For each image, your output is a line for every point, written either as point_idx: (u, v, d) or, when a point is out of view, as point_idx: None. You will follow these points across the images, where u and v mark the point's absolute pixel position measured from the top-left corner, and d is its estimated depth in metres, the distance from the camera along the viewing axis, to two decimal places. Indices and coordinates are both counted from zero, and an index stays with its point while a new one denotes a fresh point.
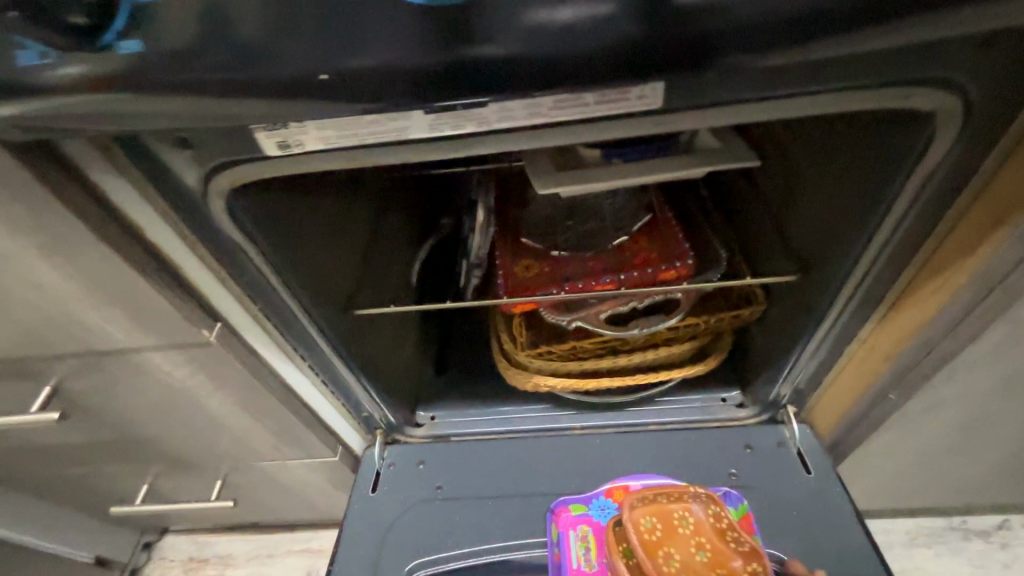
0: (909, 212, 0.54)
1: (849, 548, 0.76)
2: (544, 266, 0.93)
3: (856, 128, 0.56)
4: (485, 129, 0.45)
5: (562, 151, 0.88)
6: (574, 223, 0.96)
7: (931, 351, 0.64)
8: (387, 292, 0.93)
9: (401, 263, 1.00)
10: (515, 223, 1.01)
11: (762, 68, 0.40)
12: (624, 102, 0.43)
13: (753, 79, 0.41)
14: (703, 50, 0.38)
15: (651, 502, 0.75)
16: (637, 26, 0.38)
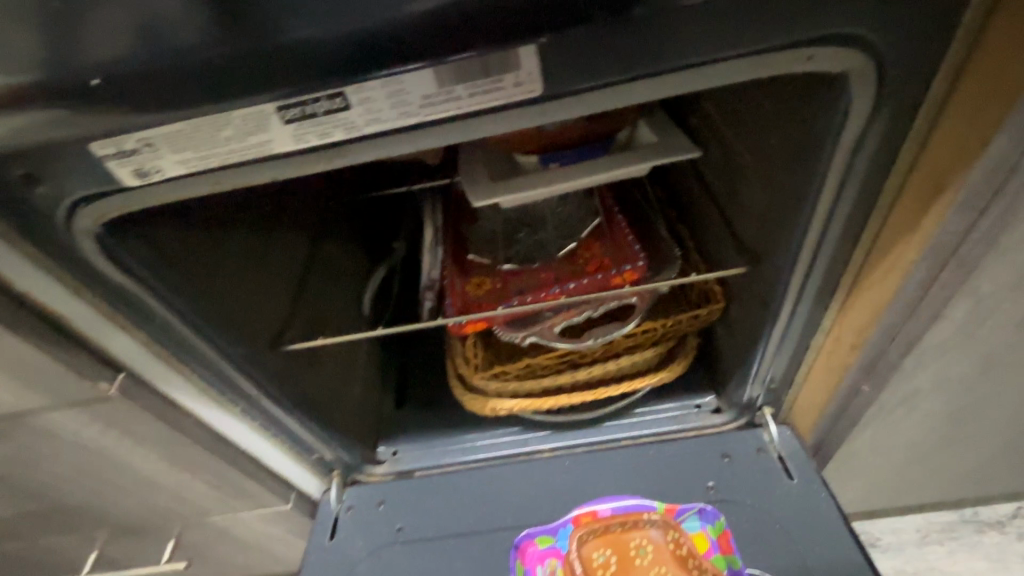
0: (844, 187, 0.49)
1: (838, 561, 0.69)
2: (495, 282, 0.88)
3: (781, 102, 0.52)
4: (357, 135, 0.41)
5: (499, 161, 0.84)
6: (525, 233, 0.92)
7: (897, 337, 0.59)
8: (328, 323, 0.88)
9: (348, 292, 0.95)
10: (463, 239, 0.96)
11: (632, 30, 0.37)
12: (500, 91, 0.39)
13: (628, 48, 0.38)
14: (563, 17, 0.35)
15: (606, 534, 0.76)
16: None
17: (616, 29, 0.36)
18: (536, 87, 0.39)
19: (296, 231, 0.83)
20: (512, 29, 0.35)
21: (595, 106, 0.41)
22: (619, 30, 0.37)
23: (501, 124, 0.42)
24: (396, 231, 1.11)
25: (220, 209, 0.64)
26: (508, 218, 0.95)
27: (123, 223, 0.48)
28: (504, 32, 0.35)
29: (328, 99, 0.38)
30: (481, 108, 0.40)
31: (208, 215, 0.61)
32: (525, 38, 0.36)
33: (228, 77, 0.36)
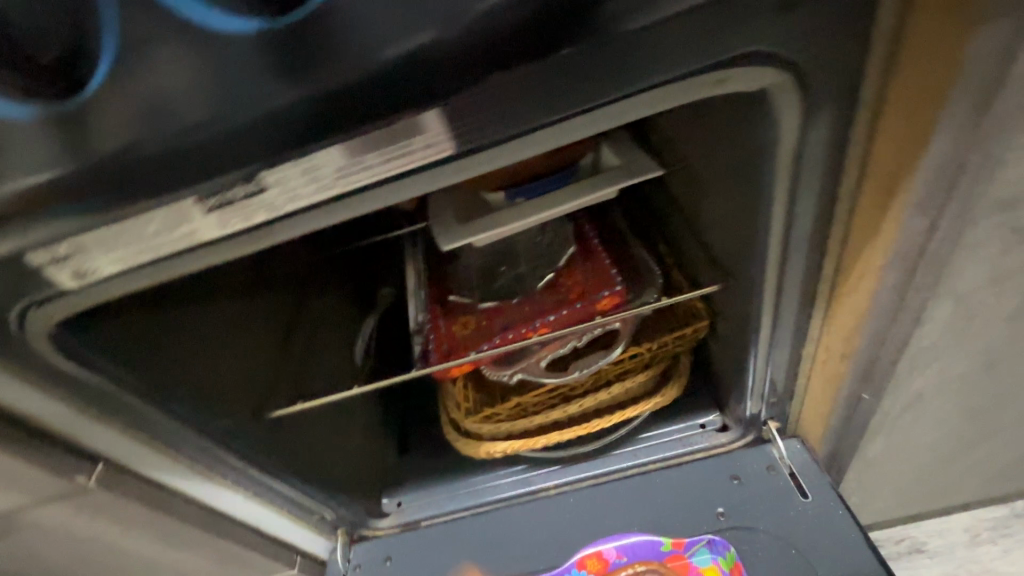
0: (796, 197, 0.47)
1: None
2: (480, 318, 0.85)
3: (724, 116, 0.49)
4: (280, 213, 0.41)
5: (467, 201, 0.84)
6: (507, 264, 0.90)
7: (886, 344, 0.55)
8: (314, 383, 0.85)
9: (337, 347, 0.93)
10: (444, 280, 0.95)
11: (534, 78, 0.35)
12: (411, 154, 0.38)
13: (532, 96, 0.36)
14: (457, 76, 0.34)
15: None
16: (370, 66, 0.33)
17: (518, 81, 0.35)
18: (448, 147, 0.38)
19: (281, 291, 0.83)
20: (407, 93, 0.34)
21: (515, 155, 0.40)
22: (521, 81, 0.35)
23: (423, 182, 0.42)
24: (384, 277, 1.08)
25: (190, 285, 0.63)
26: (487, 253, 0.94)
27: (82, 317, 0.50)
28: (398, 97, 0.34)
29: (242, 184, 0.38)
30: (396, 171, 0.39)
31: (178, 291, 0.61)
32: (422, 100, 0.35)
33: (137, 176, 0.36)
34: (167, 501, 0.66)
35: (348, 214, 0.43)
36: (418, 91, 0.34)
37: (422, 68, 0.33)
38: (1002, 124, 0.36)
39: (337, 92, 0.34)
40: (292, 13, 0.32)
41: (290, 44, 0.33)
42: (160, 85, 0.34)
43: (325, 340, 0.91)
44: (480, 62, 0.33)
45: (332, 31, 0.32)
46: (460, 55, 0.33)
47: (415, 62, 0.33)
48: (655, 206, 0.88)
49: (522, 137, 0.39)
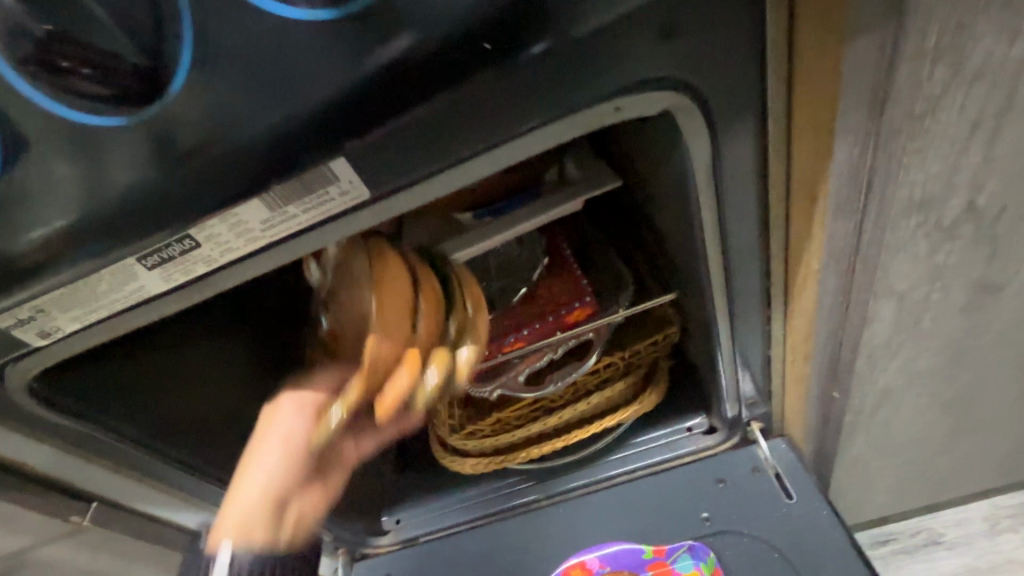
0: (723, 206, 0.47)
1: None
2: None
3: (650, 131, 0.49)
4: (218, 265, 0.44)
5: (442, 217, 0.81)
6: (492, 280, 0.84)
7: (842, 343, 0.55)
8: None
9: None
10: None
11: (421, 126, 0.36)
12: (329, 201, 0.40)
13: (422, 140, 0.37)
14: (335, 130, 0.36)
15: None
16: (253, 129, 0.35)
17: (406, 131, 0.36)
18: (363, 192, 0.40)
19: None
20: (292, 148, 0.36)
21: (432, 193, 0.42)
22: (409, 130, 0.36)
23: (348, 226, 0.43)
24: None
25: (178, 326, 0.62)
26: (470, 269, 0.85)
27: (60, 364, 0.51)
28: (285, 152, 0.36)
29: (177, 242, 0.41)
30: (319, 219, 0.42)
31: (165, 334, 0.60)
32: (309, 153, 0.36)
33: (80, 240, 0.39)
34: (163, 532, 0.70)
35: (285, 259, 0.45)
36: (302, 146, 0.36)
37: (299, 126, 0.35)
38: (896, 129, 0.36)
39: (227, 153, 0.36)
40: (164, 90, 0.34)
41: (175, 113, 0.35)
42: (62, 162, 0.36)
43: None
44: (353, 117, 0.35)
45: (208, 98, 0.34)
46: (333, 112, 0.35)
47: (291, 121, 0.35)
48: (624, 213, 0.88)
49: (434, 177, 0.40)
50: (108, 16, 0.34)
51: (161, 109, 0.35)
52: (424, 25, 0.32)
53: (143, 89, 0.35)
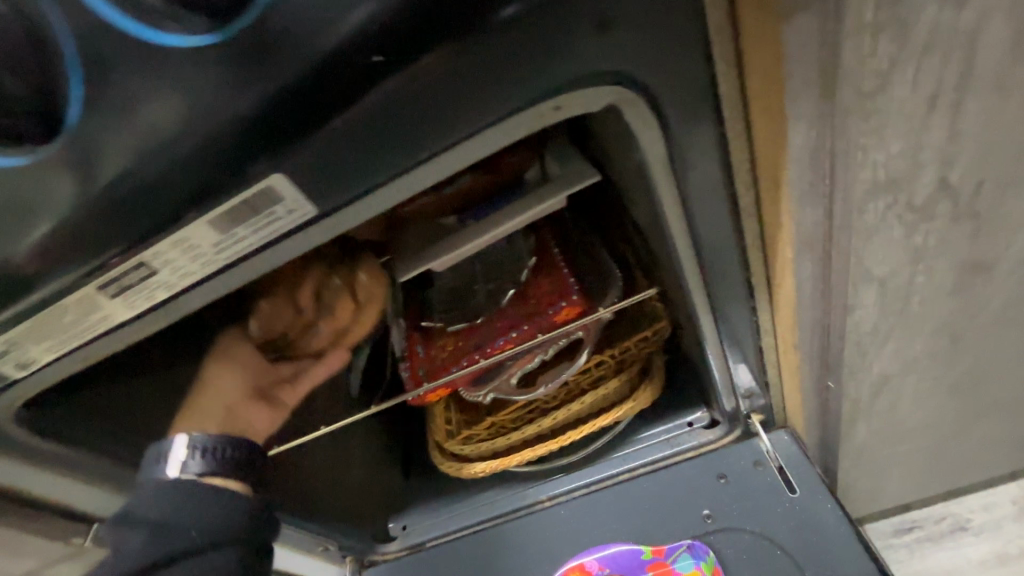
0: (689, 198, 0.46)
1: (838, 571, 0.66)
2: (455, 340, 0.83)
3: (611, 126, 0.48)
4: (178, 290, 0.44)
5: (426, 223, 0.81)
6: (479, 283, 0.85)
7: (828, 333, 0.53)
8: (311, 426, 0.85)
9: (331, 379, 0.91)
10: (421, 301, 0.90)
11: (346, 140, 0.35)
12: (277, 220, 0.40)
13: (349, 154, 0.36)
14: (251, 151, 0.35)
15: None
16: (172, 155, 0.35)
17: (332, 147, 0.36)
18: (309, 209, 0.39)
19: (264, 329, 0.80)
20: (214, 171, 0.36)
21: (380, 206, 0.41)
22: (332, 146, 0.35)
23: (300, 245, 0.43)
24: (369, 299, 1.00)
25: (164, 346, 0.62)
26: (460, 272, 0.86)
27: (45, 401, 0.53)
28: (207, 175, 0.36)
29: (134, 270, 0.41)
30: (271, 239, 0.41)
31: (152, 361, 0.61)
32: (231, 175, 0.36)
33: (38, 272, 0.40)
34: None
35: (244, 280, 0.45)
36: (223, 170, 0.36)
37: (214, 149, 0.35)
38: (852, 109, 0.34)
39: (152, 181, 0.36)
40: (61, 131, 0.35)
41: (96, 145, 0.35)
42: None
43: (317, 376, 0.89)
44: (266, 137, 0.35)
45: (123, 128, 0.34)
46: (246, 134, 0.34)
47: (207, 144, 0.35)
48: (611, 207, 0.86)
49: (379, 190, 0.39)
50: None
51: (68, 143, 0.35)
52: (326, 40, 0.31)
53: (37, 130, 0.35)
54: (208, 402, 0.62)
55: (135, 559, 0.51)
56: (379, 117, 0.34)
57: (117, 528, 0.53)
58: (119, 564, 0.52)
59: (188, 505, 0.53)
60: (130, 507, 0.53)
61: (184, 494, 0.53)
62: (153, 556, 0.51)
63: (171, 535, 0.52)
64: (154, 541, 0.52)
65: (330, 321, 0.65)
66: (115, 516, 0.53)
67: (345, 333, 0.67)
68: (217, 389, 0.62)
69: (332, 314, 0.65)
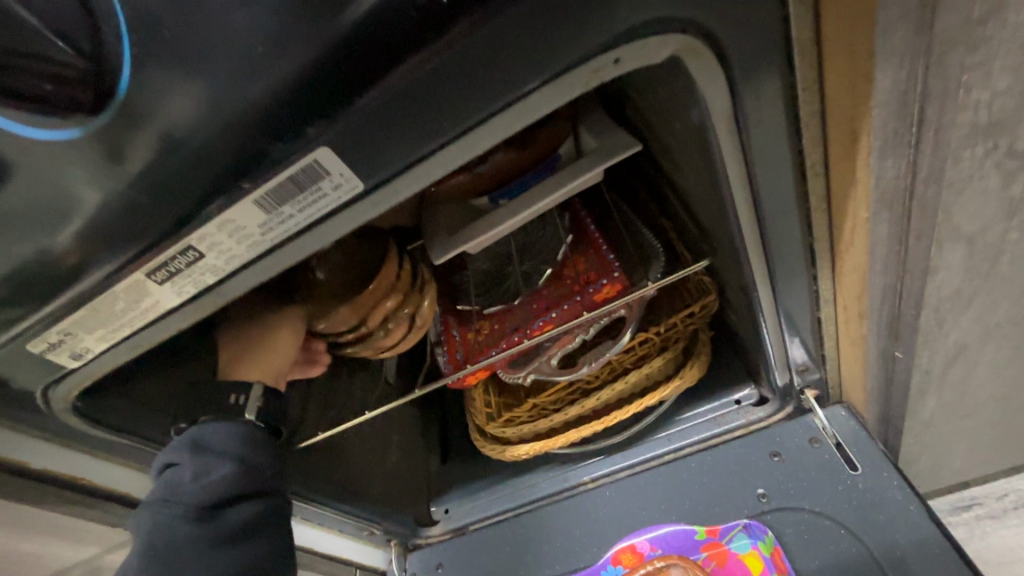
0: (751, 158, 0.43)
1: (907, 551, 0.62)
2: (491, 322, 0.82)
3: (662, 87, 0.45)
4: (225, 274, 0.43)
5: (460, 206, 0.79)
6: (513, 265, 0.84)
7: (901, 298, 0.50)
8: (352, 411, 0.85)
9: (368, 365, 0.91)
10: (456, 286, 0.89)
11: (394, 102, 0.34)
12: (323, 197, 0.39)
13: (398, 118, 0.35)
14: (293, 117, 0.33)
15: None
16: (211, 128, 0.34)
17: (379, 112, 0.34)
18: (357, 183, 0.38)
19: None
20: (255, 139, 0.34)
21: (429, 175, 0.40)
22: (380, 112, 0.34)
23: (346, 223, 0.41)
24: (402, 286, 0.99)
25: (207, 334, 0.62)
26: (493, 255, 0.87)
27: (98, 387, 0.52)
28: (248, 144, 0.34)
29: (182, 254, 0.40)
30: (316, 217, 0.40)
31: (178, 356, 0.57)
32: (274, 143, 0.34)
33: (90, 257, 0.39)
34: None
35: (289, 262, 0.44)
36: (265, 139, 0.34)
37: (255, 115, 0.33)
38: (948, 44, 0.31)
39: (191, 153, 0.35)
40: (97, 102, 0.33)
41: (133, 115, 0.33)
42: (25, 188, 0.35)
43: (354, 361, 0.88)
44: (308, 102, 0.33)
45: (157, 97, 0.32)
46: (287, 98, 0.33)
47: (246, 111, 0.33)
48: (649, 181, 0.83)
49: (428, 158, 0.38)
50: (35, 21, 0.31)
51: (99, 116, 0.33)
52: None
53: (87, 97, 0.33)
54: (259, 368, 0.65)
55: (209, 491, 0.54)
56: (430, 76, 0.33)
57: (190, 457, 0.54)
58: (189, 493, 0.53)
59: (260, 451, 0.58)
60: (207, 437, 0.56)
61: (259, 439, 0.58)
62: (228, 489, 0.55)
63: (248, 473, 0.56)
64: (229, 477, 0.55)
65: (384, 338, 0.68)
66: (189, 443, 0.55)
67: (384, 353, 0.71)
68: (269, 354, 0.66)
69: (386, 335, 0.68)
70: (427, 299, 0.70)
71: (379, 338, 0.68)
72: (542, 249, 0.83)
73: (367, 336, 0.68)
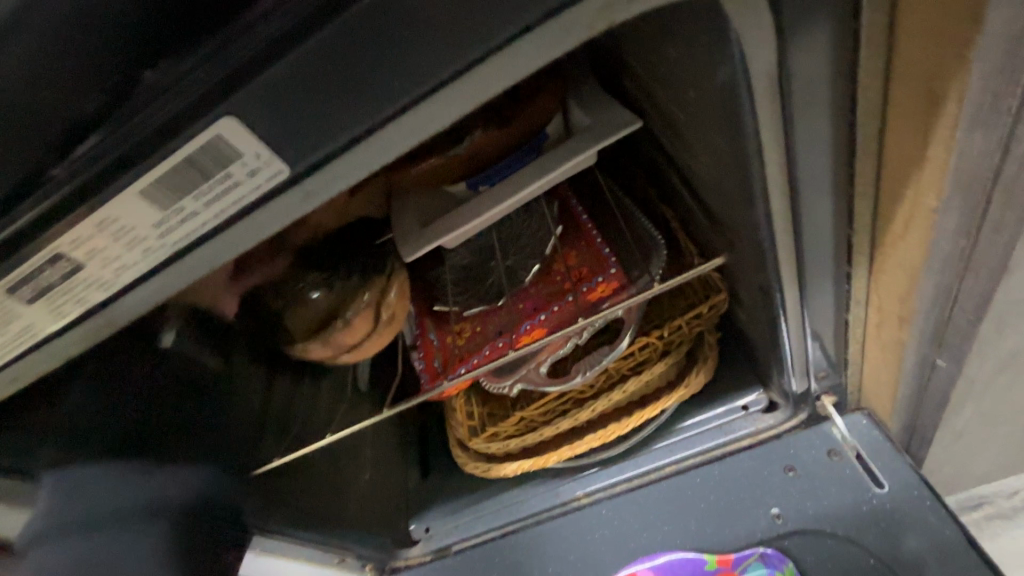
0: (793, 131, 0.35)
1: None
2: (473, 324, 0.73)
3: (681, 45, 0.37)
4: (114, 290, 0.33)
5: (437, 194, 0.70)
6: (496, 259, 0.76)
7: (958, 301, 0.42)
8: (319, 426, 0.75)
9: (335, 374, 0.81)
10: (432, 284, 0.80)
11: (333, 45, 0.25)
12: (236, 187, 0.29)
13: (339, 64, 0.25)
14: (149, 46, 0.24)
15: None
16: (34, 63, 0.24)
17: (310, 52, 0.25)
18: (281, 167, 0.29)
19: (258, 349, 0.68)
20: (91, 81, 0.25)
21: (386, 155, 0.30)
22: (313, 51, 0.25)
23: (272, 224, 0.31)
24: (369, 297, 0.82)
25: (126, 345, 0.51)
26: (475, 250, 0.78)
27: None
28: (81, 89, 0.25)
29: (50, 265, 0.30)
30: (228, 215, 0.30)
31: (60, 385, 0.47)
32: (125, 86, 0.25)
33: None
34: None
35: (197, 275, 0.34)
36: (109, 82, 0.25)
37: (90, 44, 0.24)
38: None
39: (2, 105, 0.24)
40: None
41: None
42: None
43: (318, 372, 0.79)
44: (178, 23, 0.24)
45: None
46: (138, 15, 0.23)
47: (76, 37, 0.23)
48: (645, 164, 0.75)
49: (384, 129, 0.29)
50: None
51: None
52: None
53: None
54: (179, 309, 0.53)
55: (111, 492, 0.47)
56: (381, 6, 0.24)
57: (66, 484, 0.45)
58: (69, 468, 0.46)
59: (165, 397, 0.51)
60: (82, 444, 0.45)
61: (157, 391, 0.51)
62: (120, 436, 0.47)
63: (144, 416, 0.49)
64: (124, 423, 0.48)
65: (346, 333, 0.62)
66: (67, 463, 0.45)
67: (354, 352, 0.64)
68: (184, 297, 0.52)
69: (347, 327, 0.62)
70: (394, 286, 0.64)
71: (340, 332, 0.62)
72: (529, 242, 0.75)
73: (329, 327, 0.62)
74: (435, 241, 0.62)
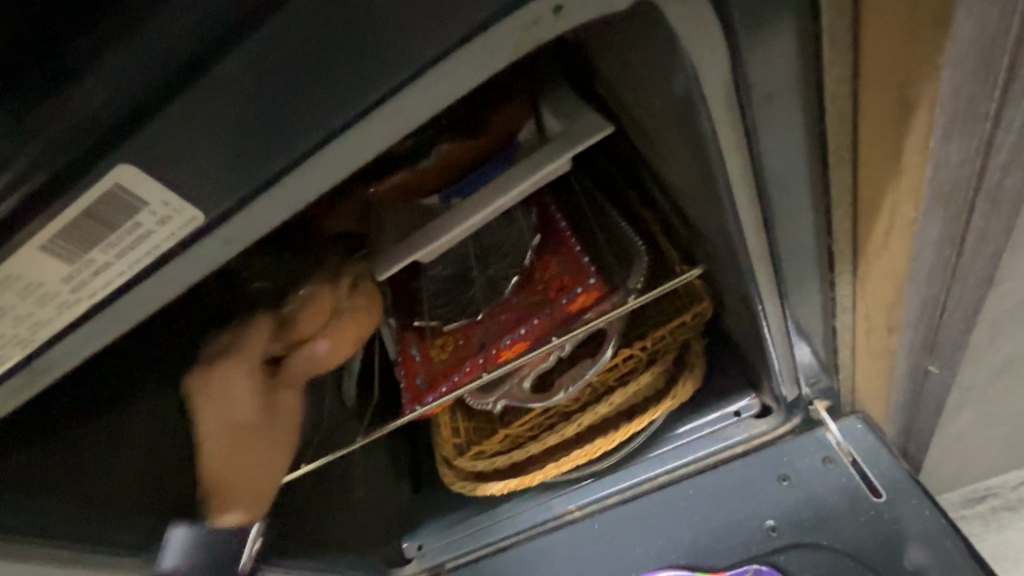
0: (756, 135, 0.33)
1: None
2: (454, 339, 0.71)
3: (634, 48, 0.35)
4: (25, 349, 0.30)
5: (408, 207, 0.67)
6: (476, 270, 0.73)
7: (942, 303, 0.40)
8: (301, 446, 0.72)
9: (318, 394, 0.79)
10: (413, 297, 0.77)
11: (232, 87, 0.23)
12: (149, 236, 0.27)
13: (259, 87, 0.23)
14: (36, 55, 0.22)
15: None
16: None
17: (226, 73, 0.22)
18: (194, 214, 0.26)
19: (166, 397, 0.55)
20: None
21: (315, 190, 0.28)
22: (208, 93, 0.23)
23: (195, 271, 0.29)
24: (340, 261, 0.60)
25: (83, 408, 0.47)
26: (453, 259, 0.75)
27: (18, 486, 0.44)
28: None
29: None
30: (142, 266, 0.28)
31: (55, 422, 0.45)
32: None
33: None
34: None
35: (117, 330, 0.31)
36: None
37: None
38: None
39: None
40: None
41: None
42: None
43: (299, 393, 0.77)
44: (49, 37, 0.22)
45: None
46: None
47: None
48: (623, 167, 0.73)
49: (309, 163, 0.26)
50: None
51: None
52: None
53: None
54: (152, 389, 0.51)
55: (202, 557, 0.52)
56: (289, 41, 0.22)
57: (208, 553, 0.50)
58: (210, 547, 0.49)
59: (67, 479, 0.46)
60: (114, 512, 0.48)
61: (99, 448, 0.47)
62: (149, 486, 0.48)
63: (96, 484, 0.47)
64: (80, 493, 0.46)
65: (306, 320, 0.55)
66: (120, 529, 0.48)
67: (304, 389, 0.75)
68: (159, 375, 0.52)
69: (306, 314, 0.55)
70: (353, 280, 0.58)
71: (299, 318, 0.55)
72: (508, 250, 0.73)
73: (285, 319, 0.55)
74: (403, 259, 0.59)
